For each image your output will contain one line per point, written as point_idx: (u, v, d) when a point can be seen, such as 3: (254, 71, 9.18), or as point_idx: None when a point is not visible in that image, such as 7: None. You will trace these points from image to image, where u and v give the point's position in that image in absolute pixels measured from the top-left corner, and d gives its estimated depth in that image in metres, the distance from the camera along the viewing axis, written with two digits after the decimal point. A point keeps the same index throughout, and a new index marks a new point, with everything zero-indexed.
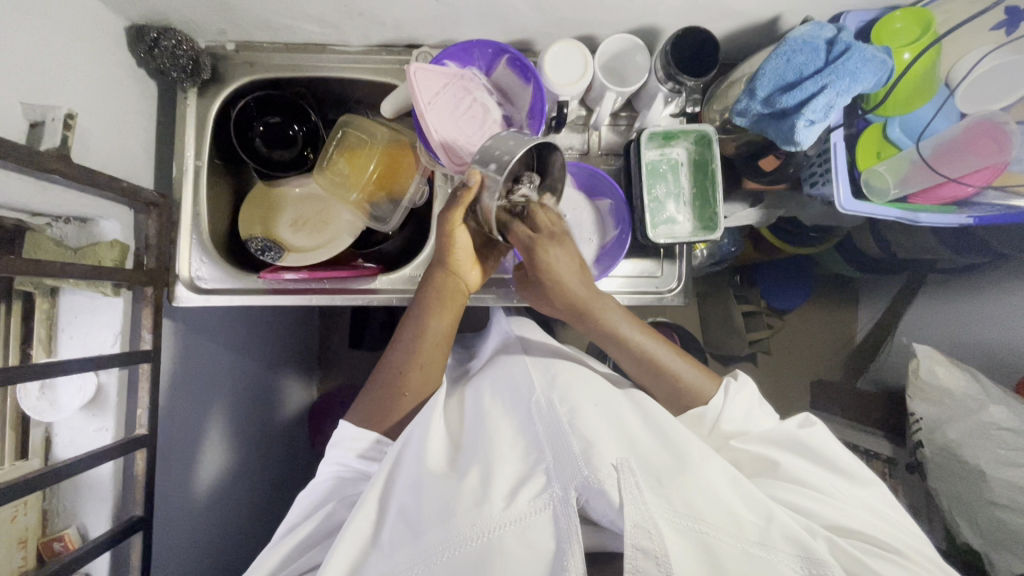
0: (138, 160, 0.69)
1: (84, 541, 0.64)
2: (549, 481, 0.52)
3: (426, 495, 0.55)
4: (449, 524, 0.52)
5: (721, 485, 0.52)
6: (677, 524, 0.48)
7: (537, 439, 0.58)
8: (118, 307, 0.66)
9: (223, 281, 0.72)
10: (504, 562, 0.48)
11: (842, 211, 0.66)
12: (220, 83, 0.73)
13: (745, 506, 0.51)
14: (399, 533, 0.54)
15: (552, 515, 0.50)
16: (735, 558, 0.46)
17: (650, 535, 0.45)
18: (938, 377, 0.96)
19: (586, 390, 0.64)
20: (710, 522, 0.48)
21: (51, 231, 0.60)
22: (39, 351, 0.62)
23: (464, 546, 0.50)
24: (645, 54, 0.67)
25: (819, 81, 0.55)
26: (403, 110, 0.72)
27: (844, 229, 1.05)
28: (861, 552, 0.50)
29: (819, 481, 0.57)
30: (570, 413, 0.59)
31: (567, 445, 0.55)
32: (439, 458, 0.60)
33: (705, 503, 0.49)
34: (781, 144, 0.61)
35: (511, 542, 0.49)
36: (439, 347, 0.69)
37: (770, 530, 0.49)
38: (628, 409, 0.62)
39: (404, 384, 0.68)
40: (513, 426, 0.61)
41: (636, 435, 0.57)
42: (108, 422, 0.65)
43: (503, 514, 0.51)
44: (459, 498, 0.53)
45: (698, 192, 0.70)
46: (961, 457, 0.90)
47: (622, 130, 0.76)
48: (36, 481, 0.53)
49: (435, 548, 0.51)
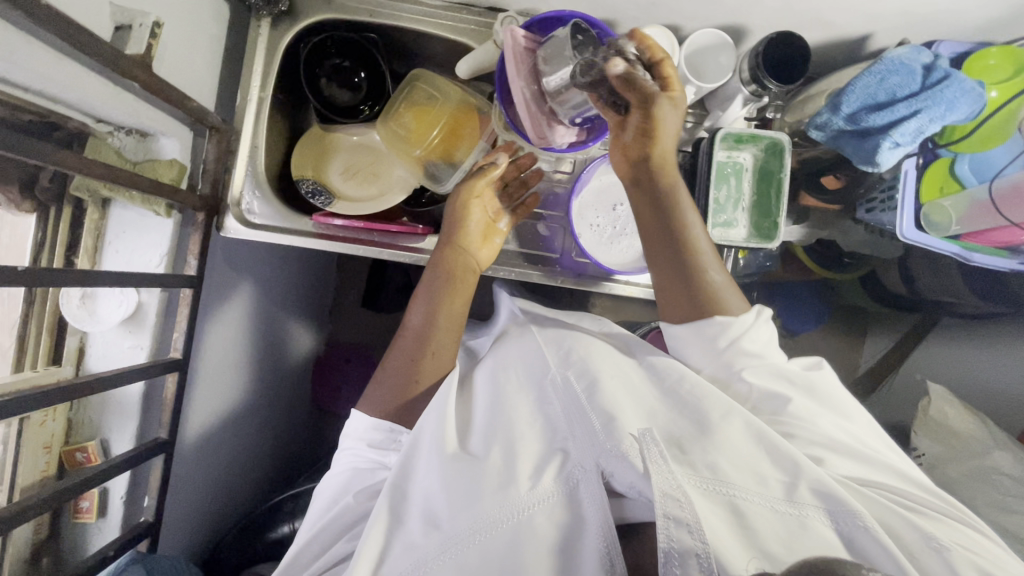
0: (204, 82, 0.67)
1: (106, 457, 0.64)
2: (568, 462, 0.56)
3: (449, 478, 0.56)
4: (475, 509, 0.54)
5: (743, 446, 0.53)
6: (704, 488, 0.50)
7: (556, 418, 0.60)
8: (167, 228, 0.65)
9: (273, 219, 0.70)
10: (534, 543, 0.53)
11: (900, 239, 0.66)
12: (295, 17, 0.71)
13: (771, 463, 0.52)
14: (426, 514, 0.56)
15: (570, 497, 0.55)
16: (763, 515, 0.49)
17: (681, 504, 0.47)
18: (947, 418, 0.96)
19: (605, 361, 0.63)
20: (735, 483, 0.51)
21: (112, 139, 0.60)
22: (83, 260, 0.62)
23: (493, 528, 0.53)
24: (730, 55, 0.65)
25: (913, 105, 0.55)
26: (478, 71, 0.70)
27: (876, 259, 1.06)
28: (903, 510, 0.52)
29: (823, 422, 0.58)
30: (588, 388, 0.60)
31: (589, 424, 0.57)
32: (453, 432, 0.61)
33: (728, 462, 0.52)
34: (857, 162, 0.60)
35: (541, 521, 0.54)
36: (452, 332, 0.70)
37: (798, 487, 0.50)
38: (642, 380, 0.63)
39: (422, 362, 0.68)
40: (529, 400, 0.62)
41: (650, 410, 0.59)
42: (143, 341, 0.65)
43: (530, 495, 0.55)
44: (484, 482, 0.55)
45: (759, 200, 0.70)
46: (957, 496, 0.92)
47: (690, 127, 0.75)
48: (76, 391, 0.53)
49: (467, 532, 0.54)
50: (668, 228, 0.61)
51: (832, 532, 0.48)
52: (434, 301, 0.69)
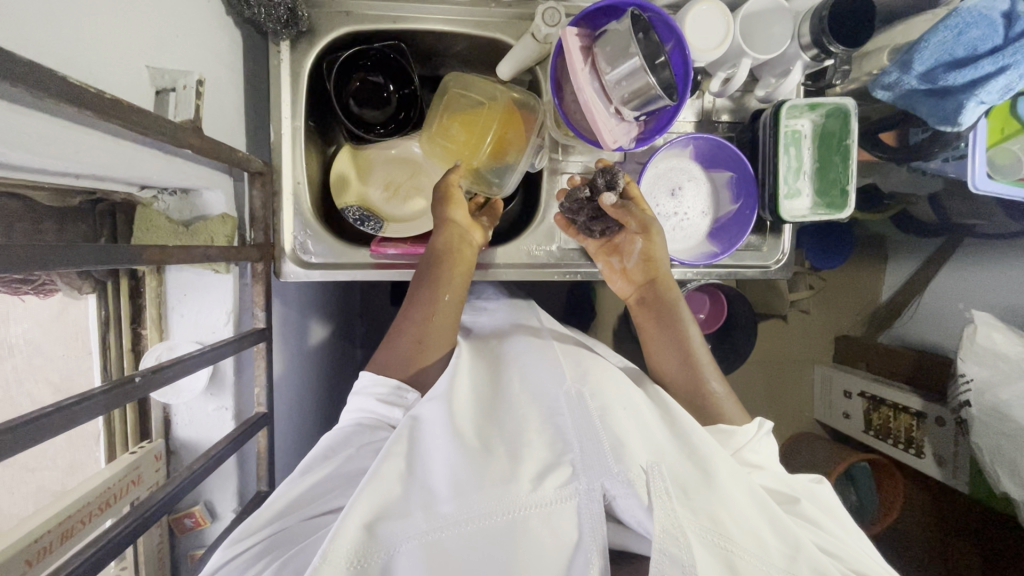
0: (234, 123, 0.63)
1: (213, 519, 0.64)
2: (576, 472, 0.47)
3: (449, 462, 0.48)
4: (475, 495, 0.45)
5: (748, 508, 0.48)
6: (706, 539, 0.44)
7: (561, 424, 0.51)
8: (228, 284, 0.62)
9: (331, 257, 0.68)
10: (525, 554, 0.43)
11: (972, 189, 0.64)
12: (314, 36, 0.66)
13: (774, 533, 0.48)
14: (422, 498, 0.47)
15: (578, 507, 0.46)
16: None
17: (679, 544, 0.43)
18: (995, 343, 1.00)
19: (619, 387, 0.57)
20: (738, 543, 0.45)
21: (158, 204, 0.57)
22: (153, 332, 0.61)
23: (488, 520, 0.45)
24: (785, 24, 0.62)
25: (1000, 61, 0.53)
26: (520, 69, 0.67)
27: (910, 196, 1.05)
28: None
29: (831, 529, 0.53)
30: (600, 406, 0.52)
31: (597, 439, 0.48)
32: (461, 420, 0.53)
33: (733, 520, 0.46)
34: (932, 122, 0.59)
35: (536, 527, 0.44)
36: (452, 315, 0.66)
37: (798, 562, 0.46)
38: (654, 412, 0.56)
39: (426, 345, 0.64)
40: (537, 408, 0.54)
41: (662, 439, 0.52)
42: (227, 402, 0.63)
43: (529, 497, 0.45)
44: (486, 471, 0.47)
45: (822, 166, 0.69)
46: (1009, 416, 0.96)
47: (738, 97, 0.72)
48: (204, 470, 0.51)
49: (458, 518, 0.45)
50: (667, 340, 0.67)
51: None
52: (433, 282, 0.65)
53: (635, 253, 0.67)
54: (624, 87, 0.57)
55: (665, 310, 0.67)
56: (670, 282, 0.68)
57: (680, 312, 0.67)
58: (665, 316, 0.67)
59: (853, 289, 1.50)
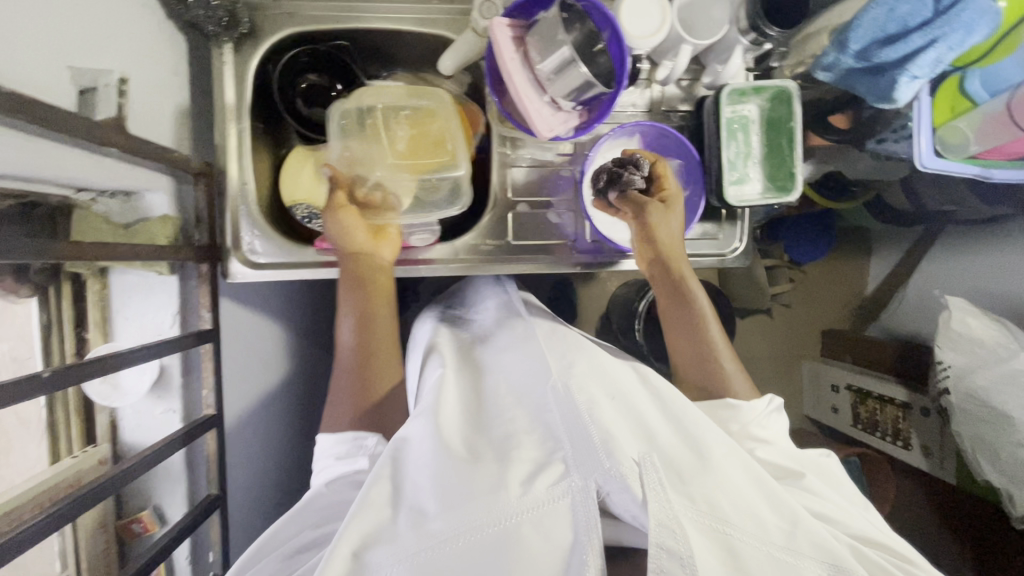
0: (177, 126, 0.63)
1: (162, 524, 0.63)
2: (568, 470, 0.48)
3: (439, 471, 0.49)
4: (463, 509, 0.46)
5: (744, 485, 0.50)
6: (700, 524, 0.46)
7: (551, 424, 0.52)
8: (173, 286, 0.63)
9: (279, 255, 0.67)
10: (522, 556, 0.45)
11: (920, 168, 0.63)
12: (257, 38, 0.66)
13: (772, 510, 0.50)
14: (412, 517, 0.48)
15: (572, 505, 0.47)
16: (759, 563, 0.46)
17: (675, 535, 0.44)
18: (970, 328, 0.99)
19: (602, 378, 0.58)
20: (733, 523, 0.48)
21: (96, 206, 0.57)
22: (96, 336, 0.61)
23: (477, 532, 0.46)
24: (724, 6, 0.62)
25: (928, 34, 0.52)
26: (464, 64, 0.67)
27: (881, 182, 1.04)
28: (894, 566, 0.50)
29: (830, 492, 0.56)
30: (588, 401, 0.53)
31: (585, 433, 0.50)
32: (449, 428, 0.54)
33: (729, 501, 0.49)
34: (871, 100, 0.59)
35: (528, 532, 0.46)
36: (390, 332, 0.64)
37: (796, 536, 0.48)
38: (645, 401, 0.57)
39: (370, 379, 0.62)
40: (526, 408, 0.56)
41: (654, 427, 0.54)
42: (174, 404, 0.63)
43: (519, 503, 0.47)
44: (476, 481, 0.48)
45: (770, 151, 0.68)
46: (986, 402, 0.94)
47: (686, 86, 0.72)
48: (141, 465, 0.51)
49: (447, 534, 0.46)
50: (681, 317, 0.67)
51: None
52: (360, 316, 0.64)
53: (638, 232, 0.66)
54: (558, 76, 0.57)
55: (680, 287, 0.67)
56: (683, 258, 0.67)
57: (693, 291, 0.67)
58: (678, 292, 0.67)
59: (835, 282, 1.50)
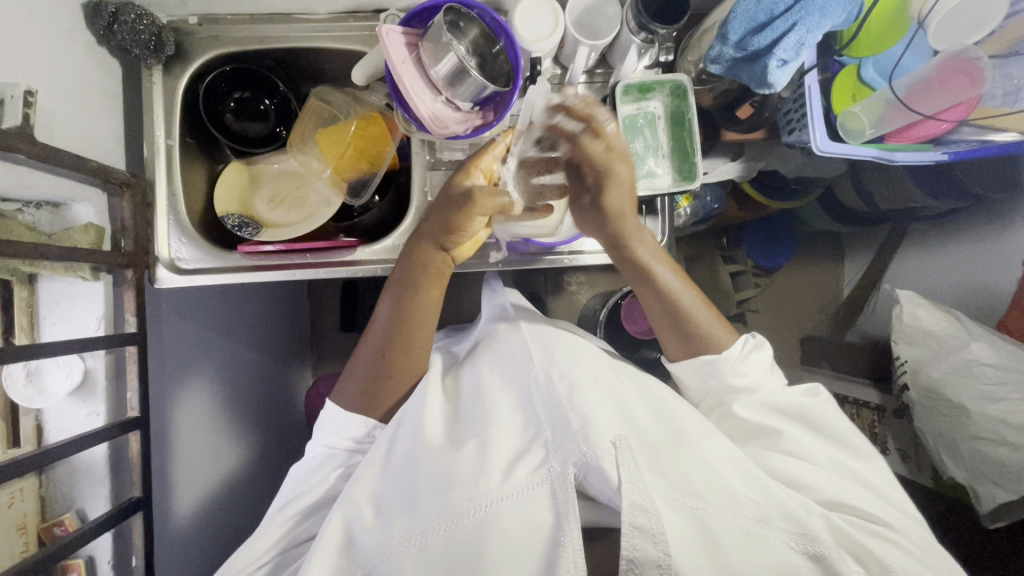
0: (108, 142, 0.67)
1: (83, 523, 0.65)
2: (547, 455, 0.55)
3: (429, 462, 0.57)
4: (445, 499, 0.53)
5: (719, 463, 0.55)
6: (672, 498, 0.50)
7: (535, 414, 0.60)
8: (98, 291, 0.65)
9: (205, 260, 0.71)
10: (498, 537, 0.50)
11: (817, 153, 0.68)
12: (185, 60, 0.71)
13: (743, 482, 0.54)
14: (396, 508, 0.55)
15: (550, 490, 0.52)
16: (732, 536, 0.50)
17: (647, 514, 0.48)
18: (921, 320, 0.97)
19: (587, 364, 0.65)
20: (706, 497, 0.52)
21: (23, 215, 0.60)
22: (21, 336, 0.62)
23: (460, 520, 0.52)
24: (616, 4, 0.65)
25: (789, 19, 0.56)
26: (375, 76, 0.70)
27: (825, 180, 1.05)
28: (859, 531, 0.55)
29: (814, 456, 0.62)
30: (568, 390, 0.60)
31: (565, 420, 0.56)
32: (435, 429, 0.62)
33: (700, 475, 0.53)
34: (754, 87, 0.61)
35: (506, 516, 0.51)
36: (426, 319, 0.68)
37: (767, 507, 0.53)
38: (631, 391, 0.64)
39: (387, 374, 0.67)
40: (512, 399, 0.63)
41: (635, 413, 0.60)
42: (99, 406, 0.65)
43: (500, 488, 0.53)
44: (456, 472, 0.55)
45: (676, 144, 0.70)
46: (943, 396, 0.92)
47: (598, 87, 0.75)
48: (24, 466, 0.53)
49: (429, 522, 0.53)
50: (635, 276, 0.68)
51: (795, 555, 0.51)
52: (400, 298, 0.67)
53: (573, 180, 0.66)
54: (450, 80, 0.61)
55: (620, 245, 0.67)
56: (628, 222, 0.65)
57: (634, 248, 0.66)
58: (622, 254, 0.67)
59: (809, 285, 1.43)
